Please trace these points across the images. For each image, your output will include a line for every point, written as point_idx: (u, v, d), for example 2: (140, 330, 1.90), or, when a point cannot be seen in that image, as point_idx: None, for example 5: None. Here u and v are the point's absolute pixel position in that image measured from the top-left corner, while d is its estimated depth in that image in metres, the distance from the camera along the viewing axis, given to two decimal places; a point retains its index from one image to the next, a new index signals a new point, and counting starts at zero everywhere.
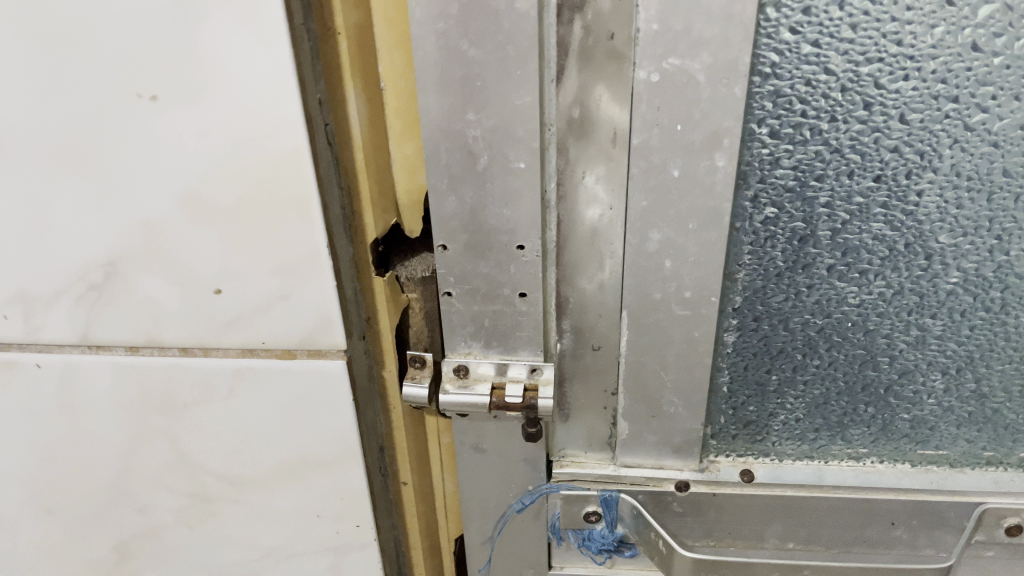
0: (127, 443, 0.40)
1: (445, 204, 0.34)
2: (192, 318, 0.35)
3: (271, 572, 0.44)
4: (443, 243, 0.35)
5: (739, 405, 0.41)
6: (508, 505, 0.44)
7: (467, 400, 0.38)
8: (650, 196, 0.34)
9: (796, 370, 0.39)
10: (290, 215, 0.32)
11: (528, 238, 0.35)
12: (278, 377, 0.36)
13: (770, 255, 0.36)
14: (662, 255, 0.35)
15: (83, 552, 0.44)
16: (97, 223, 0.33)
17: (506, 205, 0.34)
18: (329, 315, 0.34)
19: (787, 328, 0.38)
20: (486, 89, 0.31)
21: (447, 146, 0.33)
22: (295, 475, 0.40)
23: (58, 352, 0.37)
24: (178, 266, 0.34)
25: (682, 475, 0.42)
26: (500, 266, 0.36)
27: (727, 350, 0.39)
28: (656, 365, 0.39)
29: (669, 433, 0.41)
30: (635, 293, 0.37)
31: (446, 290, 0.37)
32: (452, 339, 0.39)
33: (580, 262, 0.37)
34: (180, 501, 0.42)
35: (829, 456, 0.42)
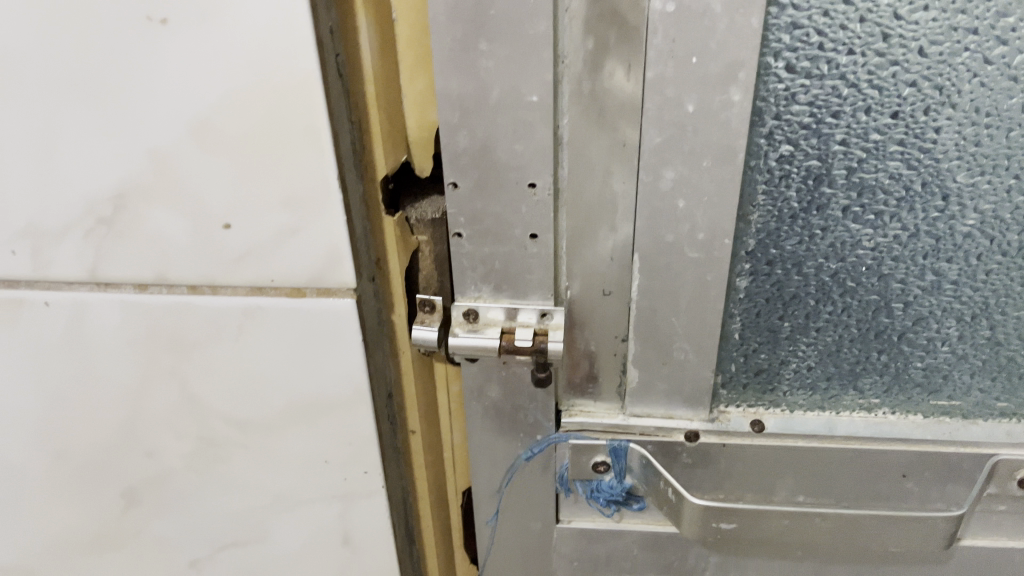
0: (134, 385, 0.40)
1: (456, 139, 0.34)
2: (200, 253, 0.35)
3: (279, 517, 0.44)
4: (453, 181, 0.35)
5: (751, 353, 0.40)
6: (516, 455, 0.44)
7: (477, 343, 0.38)
8: (664, 132, 0.33)
9: (809, 316, 0.39)
10: (301, 144, 0.32)
11: (540, 175, 0.34)
12: (287, 316, 0.36)
13: (784, 195, 0.35)
14: (676, 194, 0.35)
15: (91, 497, 0.44)
16: (107, 152, 0.33)
17: (518, 141, 0.34)
18: (338, 253, 0.34)
19: (801, 273, 0.37)
20: (500, 19, 0.31)
21: (460, 78, 0.32)
22: (303, 419, 0.40)
23: (67, 289, 0.37)
24: (188, 199, 0.33)
25: (691, 425, 0.42)
26: (511, 206, 0.35)
27: (739, 296, 0.39)
28: (668, 310, 0.39)
29: (679, 382, 0.41)
30: (648, 235, 0.36)
31: (456, 231, 0.36)
32: (462, 283, 0.38)
33: (592, 203, 0.36)
34: (188, 445, 0.42)
35: (841, 407, 0.42)
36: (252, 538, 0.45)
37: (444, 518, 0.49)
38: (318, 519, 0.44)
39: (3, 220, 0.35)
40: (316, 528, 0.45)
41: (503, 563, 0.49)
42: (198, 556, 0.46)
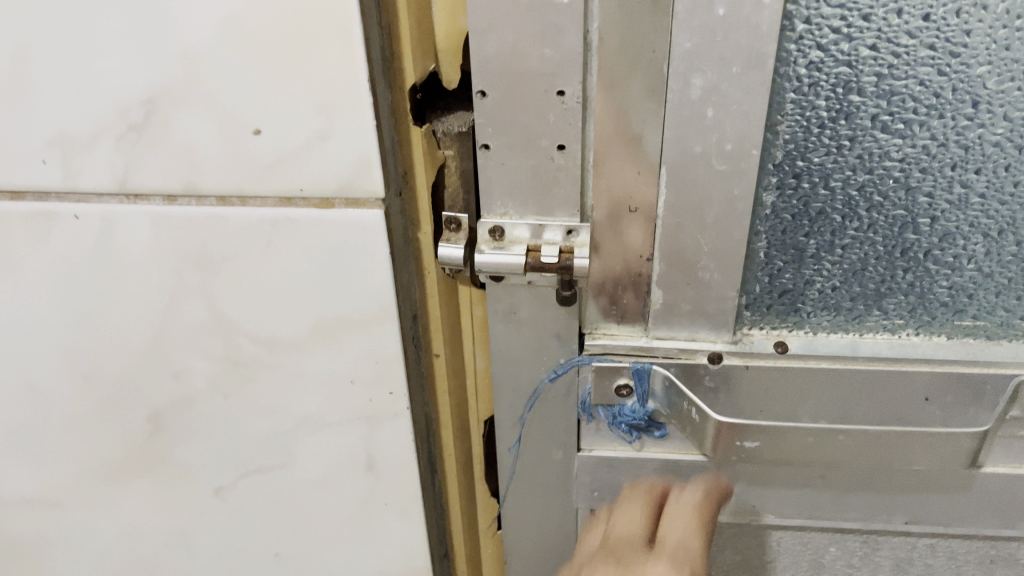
0: (162, 302, 0.40)
1: (485, 45, 0.34)
2: (230, 160, 0.35)
3: (304, 441, 0.45)
4: (482, 90, 0.35)
5: (776, 273, 0.40)
6: (540, 379, 0.44)
7: (502, 259, 0.38)
8: (695, 37, 0.33)
9: (835, 233, 0.39)
10: (333, 44, 0.32)
11: (569, 82, 0.34)
12: (316, 228, 0.37)
13: (813, 104, 0.35)
14: (705, 103, 0.35)
15: (117, 421, 0.45)
16: (139, 55, 0.33)
17: (548, 46, 0.34)
18: (369, 160, 0.34)
19: (827, 187, 0.37)
20: None
21: None
22: (329, 337, 0.40)
23: (97, 201, 0.37)
24: (218, 104, 0.34)
25: (715, 347, 0.42)
26: (539, 115, 0.35)
27: (765, 212, 0.39)
28: (694, 226, 0.38)
29: (704, 303, 0.41)
30: (675, 146, 0.36)
31: (483, 143, 0.36)
32: (488, 198, 0.38)
33: (620, 113, 0.36)
34: (214, 367, 0.42)
35: (865, 329, 0.42)
36: (277, 463, 0.46)
37: (466, 448, 0.49)
38: (341, 443, 0.44)
39: (34, 129, 0.35)
40: (340, 454, 0.45)
41: (524, 492, 0.49)
42: (223, 482, 0.47)
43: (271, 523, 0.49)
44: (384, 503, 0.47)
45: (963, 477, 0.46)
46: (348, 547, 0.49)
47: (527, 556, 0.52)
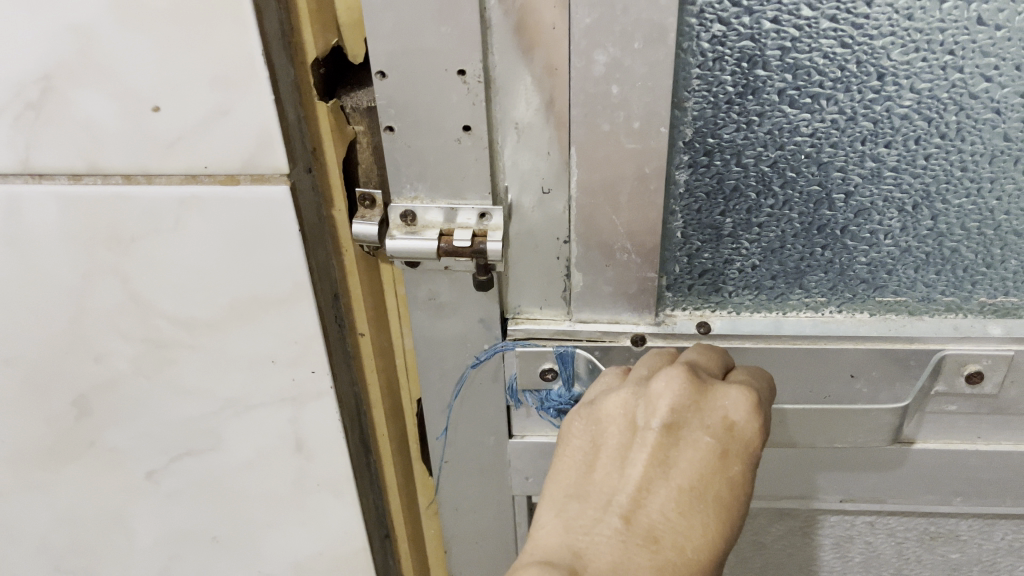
0: (77, 283, 0.40)
1: (380, 21, 0.33)
2: (131, 137, 0.35)
3: (232, 422, 0.44)
4: (381, 70, 0.35)
5: (694, 253, 0.40)
6: (465, 365, 0.44)
7: (414, 244, 0.38)
8: (595, 12, 0.33)
9: (751, 212, 0.39)
10: (223, 15, 0.31)
11: (469, 60, 0.34)
12: (223, 205, 0.36)
13: (718, 79, 0.35)
14: (610, 80, 0.34)
15: (45, 407, 0.45)
16: (29, 30, 0.32)
17: (446, 22, 0.33)
18: (270, 135, 0.34)
19: (740, 164, 0.37)
20: None
21: None
22: (246, 316, 0.40)
23: (5, 181, 0.37)
24: (114, 79, 0.33)
25: (638, 329, 0.42)
26: (441, 94, 0.35)
27: (679, 191, 0.38)
28: (608, 207, 0.38)
29: (625, 283, 0.40)
30: (584, 125, 0.36)
31: (388, 124, 0.36)
32: (398, 181, 0.38)
33: (527, 92, 0.35)
34: (135, 348, 0.42)
35: (788, 308, 0.42)
36: (206, 445, 0.46)
37: (399, 428, 0.49)
38: (268, 424, 0.44)
39: None
40: (269, 435, 0.45)
41: (460, 478, 0.49)
42: (155, 465, 0.47)
43: (205, 505, 0.49)
44: (316, 485, 0.47)
45: (892, 457, 0.46)
46: (283, 528, 0.50)
47: (467, 543, 0.52)
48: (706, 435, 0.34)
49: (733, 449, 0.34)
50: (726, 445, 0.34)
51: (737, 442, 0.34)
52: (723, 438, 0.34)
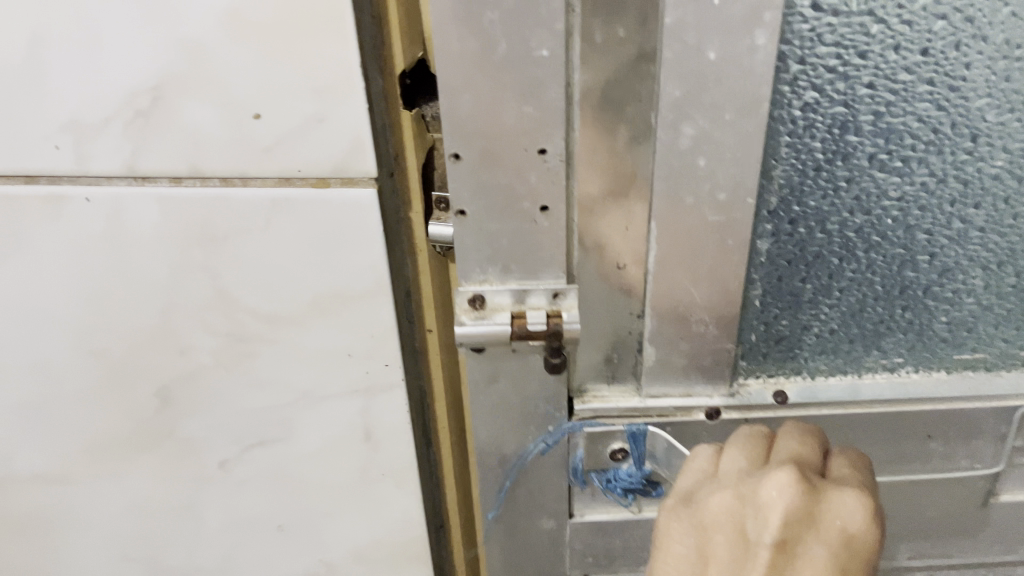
0: (168, 279, 0.42)
1: (460, 101, 0.35)
2: (233, 143, 0.37)
3: (305, 413, 0.47)
4: (456, 153, 0.37)
5: (772, 321, 0.44)
6: (526, 447, 0.47)
7: (486, 330, 0.40)
8: (685, 85, 0.35)
9: (835, 276, 0.42)
10: (327, 31, 0.34)
11: (551, 140, 0.37)
12: (313, 207, 0.39)
13: (809, 147, 0.38)
14: (695, 150, 0.37)
15: (128, 398, 0.47)
16: (145, 40, 0.35)
17: (528, 103, 0.36)
18: (362, 142, 0.37)
19: (825, 231, 0.41)
20: None
21: (461, 33, 0.34)
22: (327, 312, 0.43)
23: (108, 184, 0.39)
24: (220, 88, 0.36)
25: (713, 402, 0.45)
26: (521, 173, 0.38)
27: (761, 260, 0.42)
28: (685, 277, 0.41)
29: (699, 353, 0.44)
30: (665, 196, 0.38)
31: (460, 208, 0.38)
32: (468, 267, 0.41)
33: (600, 162, 0.38)
34: (218, 341, 0.44)
35: (863, 370, 0.46)
36: (278, 435, 0.48)
37: (457, 419, 0.51)
38: (340, 417, 0.47)
39: (47, 114, 0.37)
40: (338, 426, 0.47)
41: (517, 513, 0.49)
42: (228, 455, 0.49)
43: (273, 494, 0.51)
44: (381, 474, 0.49)
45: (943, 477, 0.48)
46: (345, 518, 0.52)
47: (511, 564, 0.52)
48: (822, 548, 0.36)
49: (850, 564, 0.36)
50: (842, 560, 0.36)
51: (852, 553, 0.36)
52: (842, 550, 0.36)
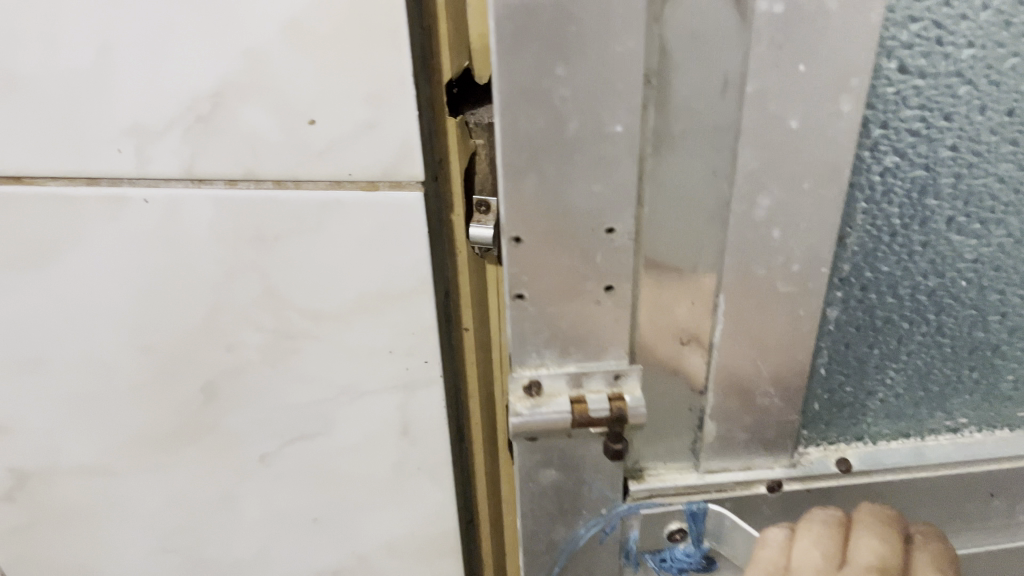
0: (220, 278, 0.44)
1: (525, 180, 0.37)
2: (288, 147, 0.39)
3: (345, 408, 0.49)
4: (518, 236, 0.38)
5: (839, 387, 0.46)
6: (575, 532, 0.48)
7: (549, 416, 0.42)
8: (760, 157, 0.36)
9: (905, 339, 0.45)
10: (382, 41, 0.36)
11: (618, 220, 0.38)
12: (362, 209, 0.41)
13: (886, 212, 0.40)
14: (770, 223, 0.38)
15: (175, 392, 0.49)
16: (208, 48, 0.37)
17: (598, 180, 0.37)
18: (411, 147, 0.39)
19: (896, 295, 0.43)
20: (578, 35, 0.33)
21: (538, 113, 0.35)
22: (370, 310, 0.44)
23: (165, 186, 0.41)
24: (278, 95, 0.38)
25: (774, 476, 0.47)
26: (587, 254, 0.39)
27: (830, 326, 0.44)
28: (754, 352, 0.43)
29: (762, 427, 0.45)
30: (738, 270, 0.40)
31: (518, 293, 0.40)
32: (525, 352, 0.42)
33: (668, 241, 0.40)
34: (265, 337, 0.46)
35: (924, 432, 0.48)
36: (319, 429, 0.50)
37: (489, 419, 0.53)
38: (379, 411, 0.49)
39: (112, 119, 0.39)
40: (376, 421, 0.49)
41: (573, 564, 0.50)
42: (268, 449, 0.51)
43: (311, 487, 0.53)
44: (416, 468, 0.51)
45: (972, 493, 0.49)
46: (380, 510, 0.53)
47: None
48: None
49: None
50: None
51: None
52: None
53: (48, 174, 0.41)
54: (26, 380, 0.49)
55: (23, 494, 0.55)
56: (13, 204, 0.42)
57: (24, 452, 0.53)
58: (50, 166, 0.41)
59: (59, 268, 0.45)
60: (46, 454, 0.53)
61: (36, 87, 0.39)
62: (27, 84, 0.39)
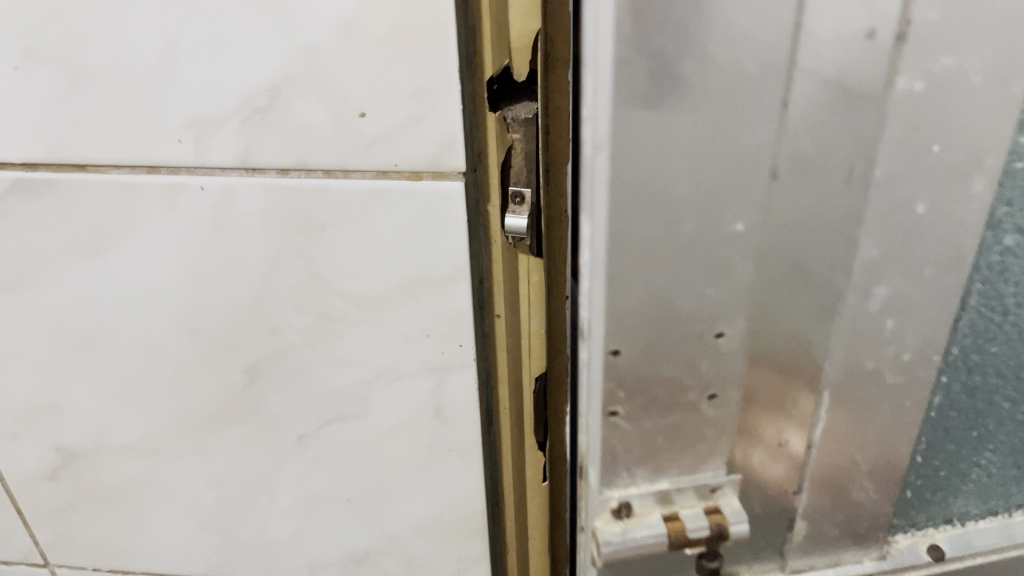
0: (268, 264, 0.46)
1: (630, 299, 0.39)
2: (339, 138, 0.42)
3: (382, 390, 0.51)
4: (616, 349, 0.40)
5: (934, 470, 0.50)
6: None
7: (645, 534, 0.45)
8: (884, 246, 0.39)
9: (1009, 419, 0.48)
10: (431, 39, 0.39)
11: (728, 327, 0.41)
12: (407, 198, 0.43)
13: (1001, 297, 0.43)
14: (887, 315, 0.41)
15: (219, 376, 0.51)
16: (268, 45, 0.39)
17: (712, 286, 0.39)
18: (455, 140, 0.41)
19: (1002, 378, 0.46)
20: (704, 147, 0.35)
21: (654, 218, 0.37)
22: (410, 296, 0.47)
23: (221, 174, 0.44)
24: (332, 90, 0.40)
25: (863, 567, 0.51)
26: (693, 369, 0.42)
27: (936, 409, 0.47)
28: (853, 445, 0.46)
29: (853, 523, 0.49)
30: (845, 372, 0.43)
31: (613, 411, 0.43)
32: (615, 471, 0.45)
33: (779, 349, 0.42)
34: (309, 322, 0.48)
35: (1007, 507, 0.52)
36: (356, 410, 0.52)
37: (517, 403, 0.55)
38: (414, 393, 0.51)
39: (173, 111, 0.42)
40: (411, 403, 0.51)
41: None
42: (307, 430, 0.53)
43: (347, 469, 0.55)
44: (447, 450, 0.53)
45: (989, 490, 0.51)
46: (411, 491, 0.56)
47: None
48: None
49: None
50: None
51: None
52: None
53: (111, 163, 0.44)
54: (78, 362, 0.52)
55: (69, 474, 0.58)
56: (75, 190, 0.45)
57: (72, 432, 0.55)
58: (113, 155, 0.43)
59: (115, 252, 0.47)
60: (93, 434, 0.55)
61: (103, 81, 0.41)
62: (95, 77, 0.41)
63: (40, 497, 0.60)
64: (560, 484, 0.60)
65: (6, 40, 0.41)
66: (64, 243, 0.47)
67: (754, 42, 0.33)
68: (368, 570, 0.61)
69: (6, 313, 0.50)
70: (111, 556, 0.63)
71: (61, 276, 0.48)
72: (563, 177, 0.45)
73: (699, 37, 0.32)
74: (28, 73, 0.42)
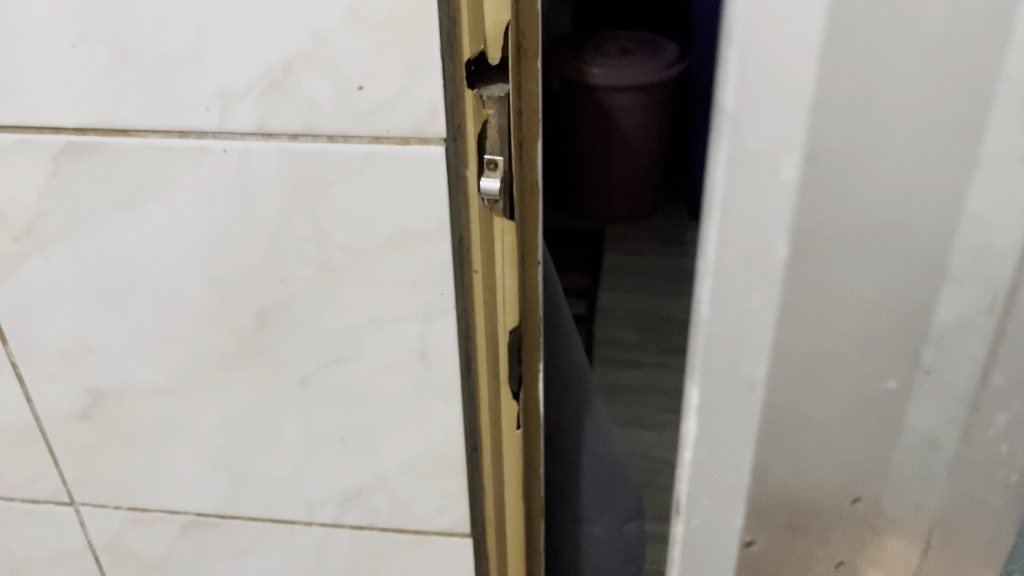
0: (278, 218, 0.54)
1: (767, 465, 0.35)
2: (341, 108, 0.50)
3: (374, 335, 0.59)
4: (750, 539, 0.37)
5: None
6: None
7: None
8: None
9: None
10: (418, 25, 0.47)
11: (860, 490, 0.36)
12: (397, 160, 0.51)
13: None
14: (1004, 437, 0.34)
15: (234, 321, 0.59)
16: (283, 29, 0.48)
17: (855, 446, 0.35)
18: (437, 111, 0.49)
19: None
20: (858, 278, 0.32)
21: (794, 368, 0.33)
22: (399, 248, 0.55)
23: (241, 139, 0.52)
24: (336, 67, 0.48)
25: None
26: (820, 538, 0.37)
27: None
28: None
29: None
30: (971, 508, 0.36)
31: None
32: None
33: (904, 506, 0.36)
34: (312, 271, 0.56)
35: None
36: (352, 353, 0.60)
37: (494, 355, 0.62)
38: (402, 337, 0.59)
39: (203, 85, 0.50)
40: (400, 346, 0.59)
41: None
42: (308, 371, 0.61)
43: (343, 409, 0.63)
44: (431, 390, 0.61)
45: None
46: (400, 430, 0.63)
47: None
48: None
49: None
50: None
51: None
52: None
53: (149, 129, 0.52)
54: (111, 308, 0.60)
55: (98, 413, 0.66)
56: (117, 152, 0.53)
57: (103, 373, 0.63)
58: (151, 121, 0.52)
59: (148, 208, 0.55)
60: (122, 375, 0.63)
61: (145, 58, 0.50)
62: (138, 55, 0.50)
63: (71, 435, 0.67)
64: (532, 429, 0.68)
65: (66, 22, 0.49)
66: (106, 199, 0.55)
67: (922, 168, 0.30)
68: (360, 508, 0.68)
69: (52, 262, 0.58)
70: (131, 493, 0.70)
71: (101, 229, 0.56)
72: (533, 155, 0.55)
73: (847, 175, 0.30)
74: (83, 51, 0.50)
